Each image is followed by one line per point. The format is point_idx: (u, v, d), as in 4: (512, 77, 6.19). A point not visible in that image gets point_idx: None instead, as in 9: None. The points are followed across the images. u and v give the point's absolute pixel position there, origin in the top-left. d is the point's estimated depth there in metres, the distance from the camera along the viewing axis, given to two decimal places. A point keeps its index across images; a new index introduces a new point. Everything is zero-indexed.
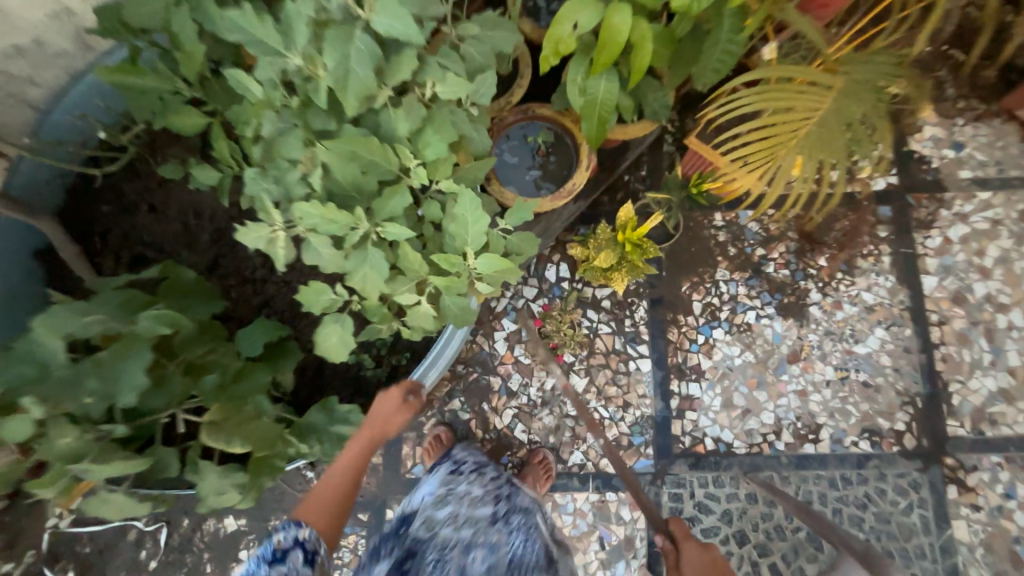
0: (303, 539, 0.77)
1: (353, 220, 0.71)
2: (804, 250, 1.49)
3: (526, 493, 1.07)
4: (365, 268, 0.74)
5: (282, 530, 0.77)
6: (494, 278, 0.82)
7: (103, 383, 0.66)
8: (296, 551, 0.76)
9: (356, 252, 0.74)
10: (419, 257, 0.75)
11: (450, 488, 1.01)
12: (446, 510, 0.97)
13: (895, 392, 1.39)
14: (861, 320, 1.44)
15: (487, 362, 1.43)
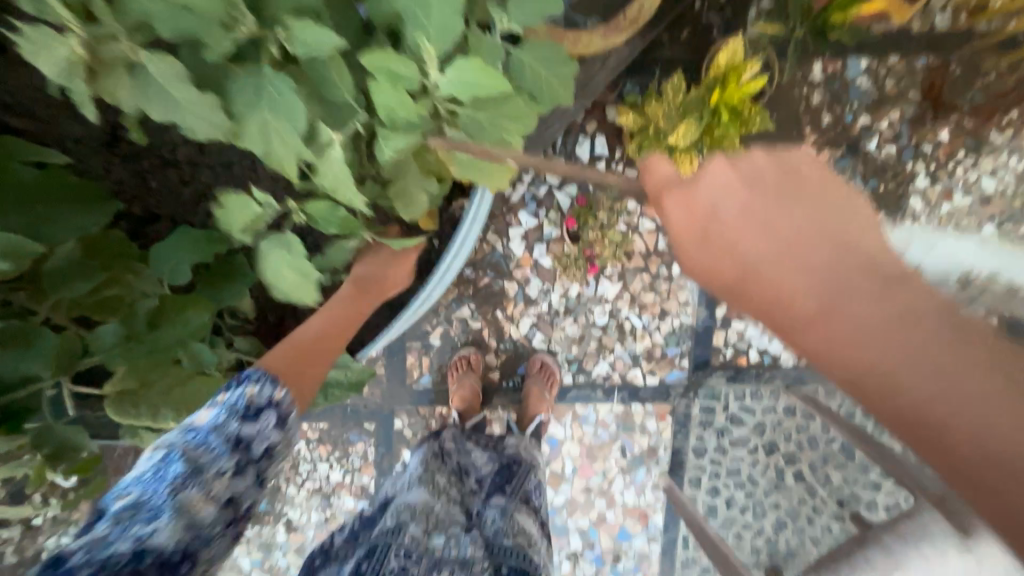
0: (278, 401, 0.66)
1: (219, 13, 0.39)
2: (923, 118, 1.11)
3: (501, 496, 1.05)
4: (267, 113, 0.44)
5: (255, 383, 0.65)
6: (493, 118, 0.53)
7: None
8: (268, 414, 0.66)
9: (246, 84, 0.43)
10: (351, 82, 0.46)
11: (431, 478, 1.04)
12: (420, 499, 1.00)
13: None
14: (971, 214, 1.14)
15: (501, 263, 1.18)
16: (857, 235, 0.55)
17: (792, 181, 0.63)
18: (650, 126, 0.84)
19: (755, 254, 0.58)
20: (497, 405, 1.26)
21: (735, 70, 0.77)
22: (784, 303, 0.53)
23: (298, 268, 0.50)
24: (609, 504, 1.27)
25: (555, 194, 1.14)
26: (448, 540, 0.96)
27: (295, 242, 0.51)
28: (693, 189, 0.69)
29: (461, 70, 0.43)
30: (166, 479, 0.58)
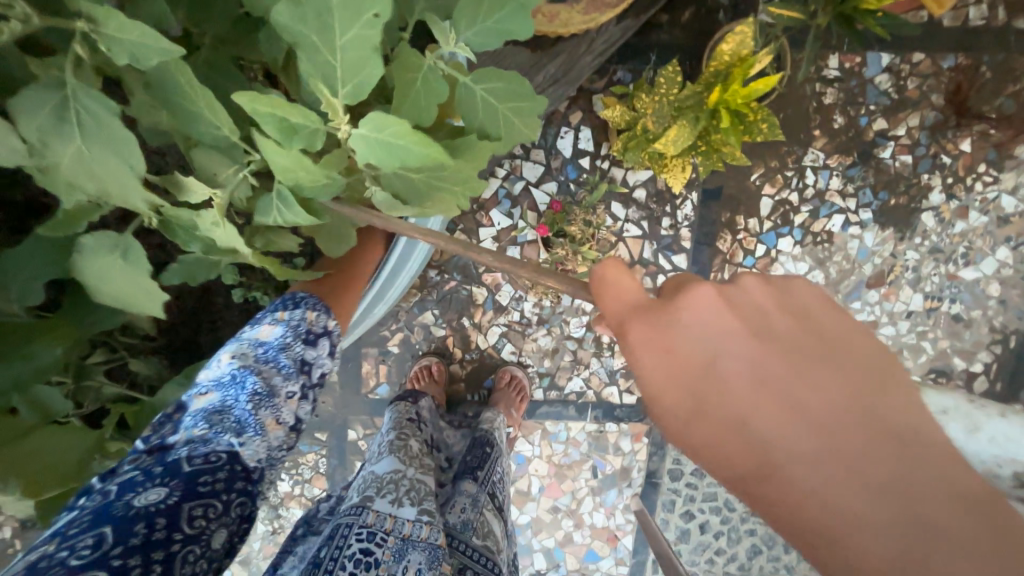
0: (332, 330, 0.61)
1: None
2: (945, 126, 0.99)
3: (470, 484, 0.91)
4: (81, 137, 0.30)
5: (316, 309, 0.60)
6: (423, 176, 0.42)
7: None
8: (325, 342, 0.61)
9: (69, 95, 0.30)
10: (225, 114, 0.33)
11: (403, 445, 0.86)
12: (390, 469, 0.82)
13: (989, 329, 1.09)
14: (985, 235, 1.04)
15: (469, 267, 1.07)
16: (887, 406, 0.33)
17: (811, 328, 0.36)
18: (639, 125, 0.72)
19: (780, 439, 0.32)
20: None
21: (743, 63, 0.64)
22: (819, 526, 0.30)
23: (139, 282, 0.39)
24: (577, 525, 1.19)
25: (532, 192, 1.00)
26: (420, 517, 0.78)
27: (135, 245, 0.38)
28: (677, 326, 0.35)
29: (381, 127, 0.32)
30: (243, 393, 0.53)
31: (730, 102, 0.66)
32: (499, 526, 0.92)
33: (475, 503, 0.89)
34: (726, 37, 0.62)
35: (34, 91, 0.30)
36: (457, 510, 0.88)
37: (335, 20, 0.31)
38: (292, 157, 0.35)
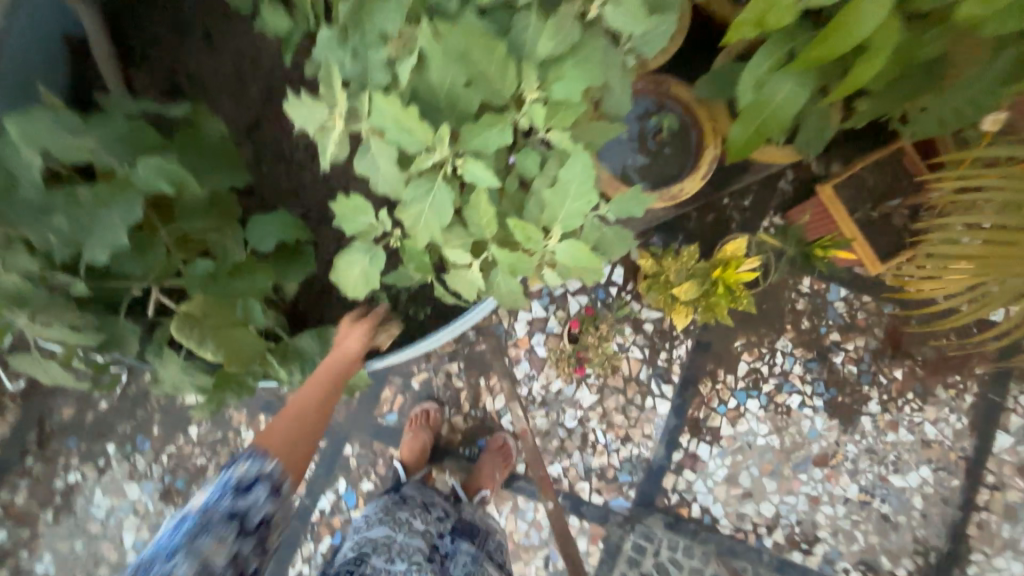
0: (266, 473, 0.70)
1: (431, 139, 0.51)
2: (883, 354, 1.29)
3: (465, 549, 1.08)
4: (425, 203, 0.55)
5: (250, 460, 0.71)
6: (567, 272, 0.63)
7: (75, 227, 0.53)
8: (261, 486, 0.70)
9: (420, 179, 0.55)
10: (492, 215, 0.56)
11: (393, 514, 1.05)
12: (384, 534, 1.02)
13: (911, 538, 1.25)
14: (911, 451, 1.27)
15: (501, 339, 1.30)
16: None
17: None
18: (663, 276, 1.02)
19: None
20: (445, 467, 1.28)
21: (741, 257, 0.97)
22: None
23: (367, 269, 0.64)
24: None
25: (569, 299, 1.29)
26: (410, 567, 0.98)
27: (378, 250, 0.64)
28: None
29: (575, 252, 0.57)
30: (180, 532, 0.66)
31: (726, 279, 0.97)
32: (497, 564, 1.10)
33: (473, 562, 1.06)
34: (730, 243, 0.96)
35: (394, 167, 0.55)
36: (452, 563, 1.05)
37: (569, 194, 0.55)
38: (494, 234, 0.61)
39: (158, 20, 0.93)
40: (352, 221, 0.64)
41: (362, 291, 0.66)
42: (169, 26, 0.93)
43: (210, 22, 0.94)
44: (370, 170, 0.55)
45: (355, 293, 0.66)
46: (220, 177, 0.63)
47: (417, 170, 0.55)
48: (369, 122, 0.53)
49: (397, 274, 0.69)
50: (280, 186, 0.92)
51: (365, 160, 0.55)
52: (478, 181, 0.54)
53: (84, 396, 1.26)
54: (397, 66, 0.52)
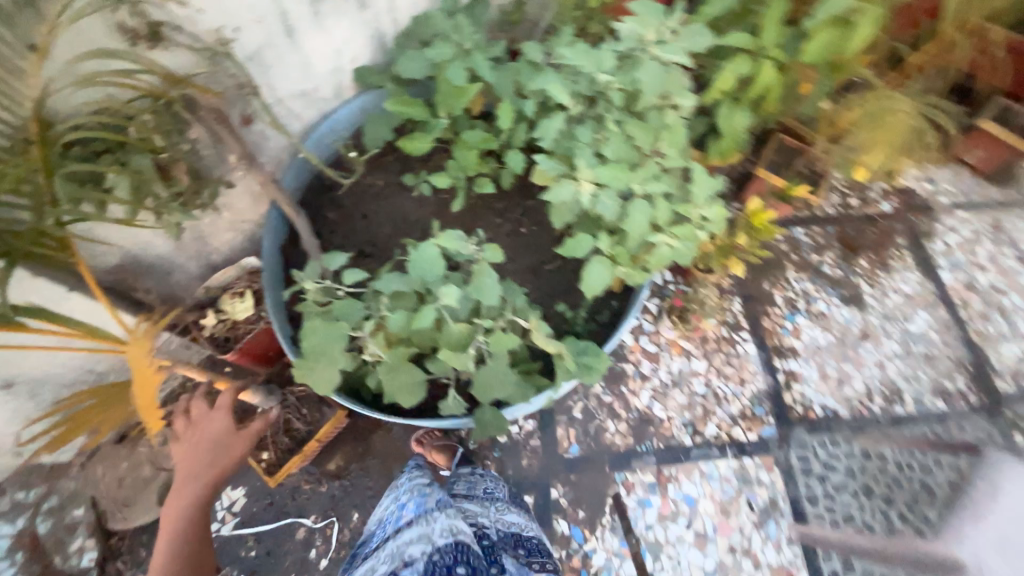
0: None
1: (632, 178, 0.98)
2: (847, 255, 1.89)
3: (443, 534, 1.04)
4: (636, 213, 0.99)
5: None
6: (713, 229, 1.06)
7: (470, 289, 0.86)
8: None
9: (630, 202, 0.99)
10: (669, 209, 1.01)
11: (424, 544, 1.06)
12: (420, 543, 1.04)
13: (949, 360, 1.71)
14: (906, 305, 1.80)
15: (619, 351, 1.65)
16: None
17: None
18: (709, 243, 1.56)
19: None
20: (636, 467, 1.47)
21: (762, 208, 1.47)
22: None
23: (600, 275, 1.03)
24: (756, 565, 1.37)
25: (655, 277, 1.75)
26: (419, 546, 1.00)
27: (602, 260, 1.04)
28: None
29: (718, 212, 1.03)
30: None
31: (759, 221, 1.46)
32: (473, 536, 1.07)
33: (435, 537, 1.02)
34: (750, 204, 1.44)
35: (609, 198, 0.98)
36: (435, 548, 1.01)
37: (698, 184, 1.03)
38: (669, 220, 1.03)
39: (334, 214, 1.38)
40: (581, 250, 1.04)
41: (600, 294, 1.04)
42: (340, 216, 1.38)
43: (367, 204, 1.40)
44: (603, 205, 0.98)
45: (594, 295, 1.03)
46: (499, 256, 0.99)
47: (626, 199, 1.00)
48: (597, 183, 0.98)
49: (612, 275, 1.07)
50: None
51: (594, 201, 0.99)
52: (657, 192, 1.00)
53: (303, 561, 1.32)
54: (595, 153, 1.00)
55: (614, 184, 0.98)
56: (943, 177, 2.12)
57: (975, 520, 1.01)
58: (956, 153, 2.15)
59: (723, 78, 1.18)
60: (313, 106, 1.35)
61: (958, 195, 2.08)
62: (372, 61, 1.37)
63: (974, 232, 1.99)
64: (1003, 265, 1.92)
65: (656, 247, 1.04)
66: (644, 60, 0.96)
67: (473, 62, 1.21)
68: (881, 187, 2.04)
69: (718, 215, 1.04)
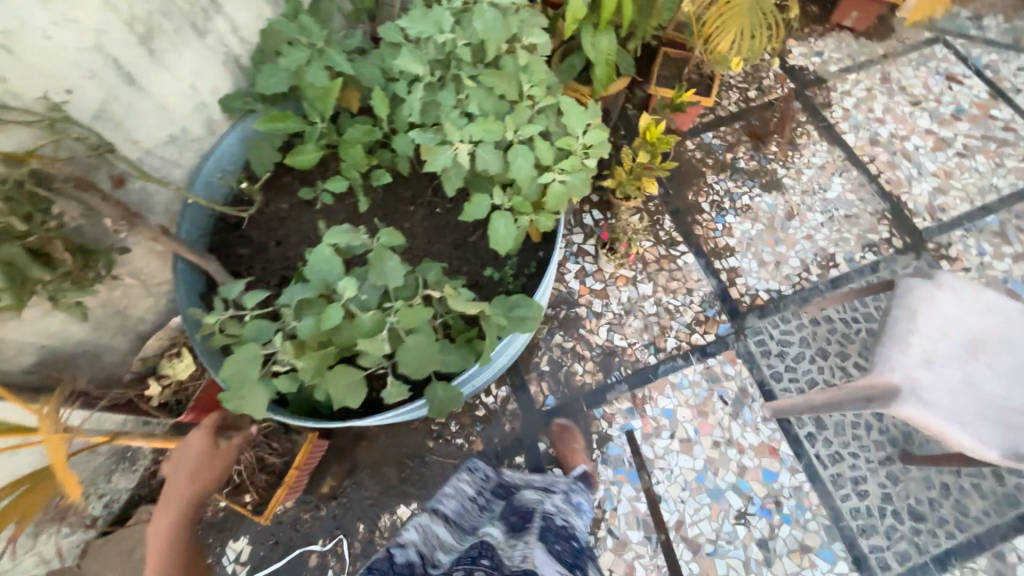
0: None
1: (503, 127, 1.00)
2: (758, 145, 1.96)
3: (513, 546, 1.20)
4: (518, 159, 1.01)
5: None
6: (598, 153, 1.09)
7: (373, 276, 0.88)
8: None
9: (509, 151, 1.01)
10: (549, 146, 1.03)
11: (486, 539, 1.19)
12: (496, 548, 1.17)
13: (870, 214, 1.80)
14: (821, 176, 1.89)
15: (569, 298, 1.69)
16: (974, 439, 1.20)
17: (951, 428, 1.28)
18: (620, 170, 1.60)
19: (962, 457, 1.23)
20: (611, 399, 1.53)
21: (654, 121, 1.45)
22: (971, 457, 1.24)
23: (507, 228, 1.05)
24: (740, 451, 1.46)
25: (587, 218, 1.80)
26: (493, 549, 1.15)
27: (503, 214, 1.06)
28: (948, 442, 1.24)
29: (596, 136, 1.06)
30: None
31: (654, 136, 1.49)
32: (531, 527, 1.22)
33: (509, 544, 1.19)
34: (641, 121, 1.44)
35: (488, 153, 1.00)
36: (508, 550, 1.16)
37: (571, 114, 1.05)
38: (554, 157, 1.05)
39: (247, 250, 1.36)
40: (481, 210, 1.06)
41: (512, 246, 1.07)
42: (254, 249, 1.37)
43: (278, 230, 1.38)
44: (484, 161, 1.00)
45: (505, 248, 1.06)
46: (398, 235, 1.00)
47: (505, 149, 1.01)
48: (471, 142, 0.99)
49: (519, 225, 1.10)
50: None
51: (475, 160, 1.00)
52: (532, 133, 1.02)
53: None
54: (463, 113, 1.01)
55: (489, 138, 0.99)
56: (827, 46, 2.19)
57: (900, 348, 1.10)
58: (835, 21, 2.23)
59: (574, 5, 1.19)
60: (189, 149, 1.32)
61: (845, 60, 2.16)
62: (233, 87, 1.33)
63: (868, 89, 2.08)
64: (899, 113, 2.01)
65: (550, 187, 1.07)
66: (478, 9, 0.96)
67: (327, 59, 1.19)
68: (773, 73, 2.11)
69: (598, 137, 1.06)
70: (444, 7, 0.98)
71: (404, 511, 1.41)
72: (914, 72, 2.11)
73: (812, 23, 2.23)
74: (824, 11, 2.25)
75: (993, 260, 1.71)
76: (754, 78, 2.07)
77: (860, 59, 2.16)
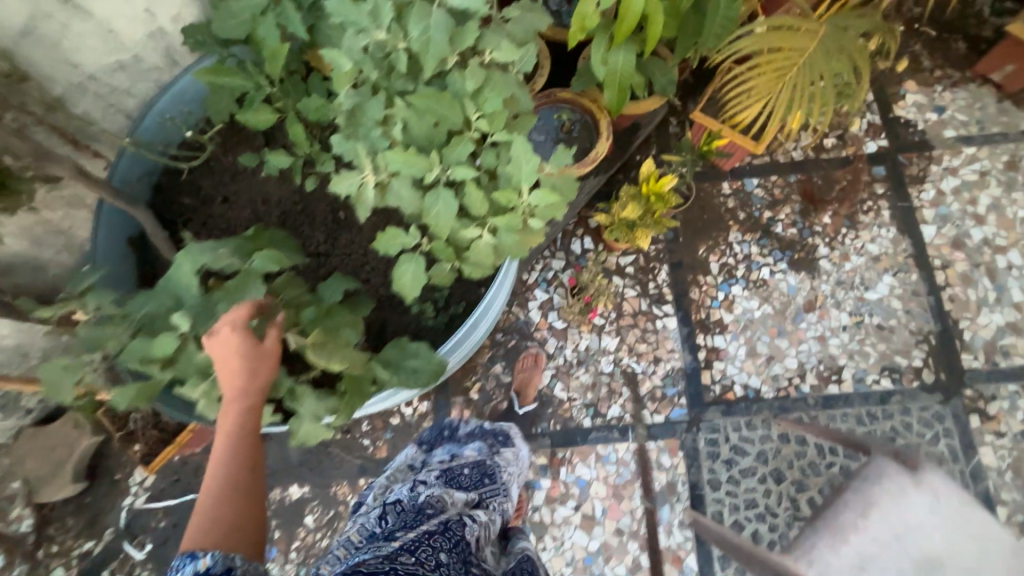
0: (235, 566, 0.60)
1: (428, 163, 0.82)
2: (808, 210, 1.62)
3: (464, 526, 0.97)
4: (439, 204, 0.84)
5: None
6: (545, 215, 0.90)
7: (230, 307, 0.79)
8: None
9: (431, 192, 0.84)
10: (482, 196, 0.86)
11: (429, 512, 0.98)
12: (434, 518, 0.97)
13: (909, 332, 1.48)
14: (869, 269, 1.55)
15: (524, 329, 1.55)
16: None
17: None
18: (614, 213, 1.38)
19: None
20: (528, 450, 1.44)
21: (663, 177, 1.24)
22: None
23: (416, 274, 0.91)
24: (642, 547, 1.35)
25: (575, 245, 1.62)
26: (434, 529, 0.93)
27: (418, 256, 0.91)
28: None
29: (542, 197, 0.87)
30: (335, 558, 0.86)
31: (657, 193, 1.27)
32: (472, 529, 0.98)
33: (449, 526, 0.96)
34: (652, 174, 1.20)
35: (405, 188, 0.84)
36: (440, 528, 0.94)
37: (522, 161, 0.85)
38: (487, 208, 0.88)
39: (190, 201, 1.29)
40: (392, 242, 0.91)
41: (418, 294, 0.93)
42: (197, 202, 1.29)
43: (227, 187, 1.30)
44: (398, 197, 0.84)
45: (409, 296, 0.92)
46: (289, 253, 0.90)
47: (429, 189, 0.84)
48: (387, 172, 0.83)
49: (435, 270, 0.95)
50: (320, 274, 1.23)
51: (389, 193, 0.84)
52: (465, 176, 0.84)
53: None
54: (389, 133, 0.84)
55: (408, 171, 0.82)
56: (955, 102, 1.71)
57: (833, 543, 0.92)
58: (980, 71, 1.72)
59: (583, 8, 0.93)
60: (145, 78, 1.21)
61: (969, 125, 1.69)
62: (200, 18, 1.19)
63: (982, 172, 1.63)
64: (1008, 214, 1.58)
65: (478, 241, 0.92)
66: (423, 7, 0.75)
67: (282, 13, 1.02)
68: (864, 123, 1.70)
69: (545, 198, 0.88)
70: None
71: (295, 492, 1.43)
72: None
73: (948, 65, 1.73)
74: (972, 53, 1.73)
75: None
76: (839, 124, 1.67)
77: (991, 129, 1.68)
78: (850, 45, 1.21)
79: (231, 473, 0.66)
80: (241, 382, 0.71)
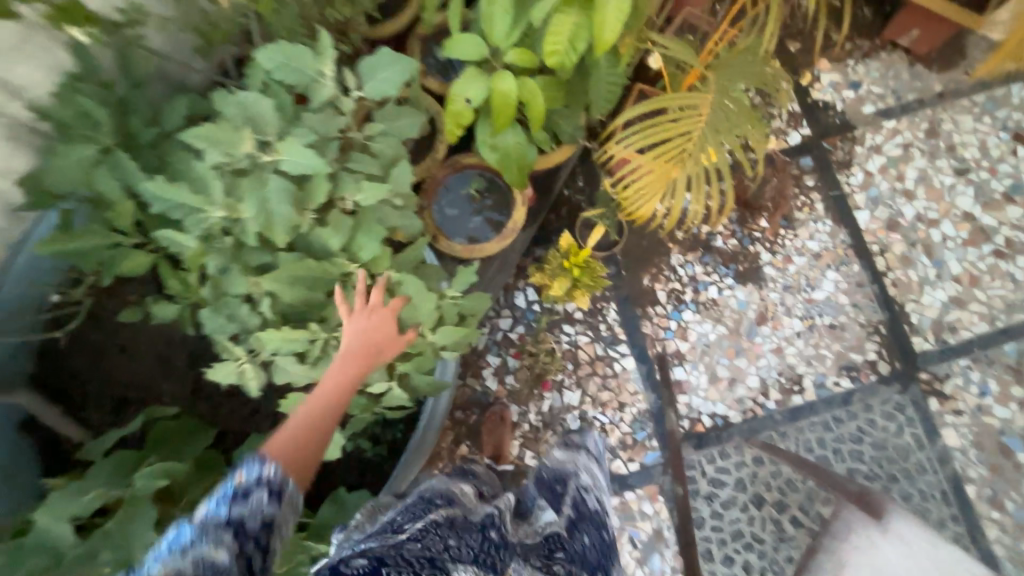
0: (274, 492, 0.51)
1: (311, 333, 0.72)
2: (745, 216, 1.56)
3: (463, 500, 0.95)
4: None
5: None
6: (457, 346, 0.83)
7: (116, 550, 0.66)
8: (259, 493, 0.50)
9: (322, 360, 0.75)
10: None
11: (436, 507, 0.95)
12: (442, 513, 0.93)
13: (860, 326, 1.48)
14: (813, 268, 1.53)
15: (483, 401, 1.47)
16: None
17: None
18: None
19: None
20: None
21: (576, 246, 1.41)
22: None
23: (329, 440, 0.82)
24: None
25: (519, 299, 1.53)
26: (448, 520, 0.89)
27: None
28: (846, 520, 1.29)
29: (447, 334, 0.79)
30: None
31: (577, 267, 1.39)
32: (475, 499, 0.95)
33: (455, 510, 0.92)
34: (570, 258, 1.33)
35: (291, 365, 0.74)
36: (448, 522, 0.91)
37: (416, 304, 0.76)
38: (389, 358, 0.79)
39: (79, 361, 1.14)
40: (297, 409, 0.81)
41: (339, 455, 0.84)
42: (86, 361, 1.14)
43: (118, 336, 1.15)
44: (286, 375, 0.74)
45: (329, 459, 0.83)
46: (182, 455, 0.80)
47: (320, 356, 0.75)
48: (267, 352, 0.73)
49: (353, 423, 0.86)
50: (242, 415, 1.12)
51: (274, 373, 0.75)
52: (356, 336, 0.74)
53: None
54: (259, 307, 0.73)
55: (289, 348, 0.72)
56: (869, 75, 1.67)
57: None
58: (889, 37, 1.68)
59: (454, 106, 0.84)
60: None
61: (886, 97, 1.65)
62: (29, 165, 1.02)
63: (904, 145, 1.61)
64: (936, 185, 1.58)
65: (390, 387, 0.83)
66: (257, 177, 0.65)
67: (115, 163, 0.88)
68: (785, 112, 1.65)
69: (451, 333, 0.79)
70: (211, 162, 0.65)
71: None
72: (973, 124, 1.62)
73: (856, 35, 1.68)
74: (878, 19, 1.68)
75: (995, 403, 1.42)
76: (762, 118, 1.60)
77: (907, 97, 1.65)
78: (743, 105, 1.27)
79: (325, 404, 0.63)
80: (359, 343, 0.70)
